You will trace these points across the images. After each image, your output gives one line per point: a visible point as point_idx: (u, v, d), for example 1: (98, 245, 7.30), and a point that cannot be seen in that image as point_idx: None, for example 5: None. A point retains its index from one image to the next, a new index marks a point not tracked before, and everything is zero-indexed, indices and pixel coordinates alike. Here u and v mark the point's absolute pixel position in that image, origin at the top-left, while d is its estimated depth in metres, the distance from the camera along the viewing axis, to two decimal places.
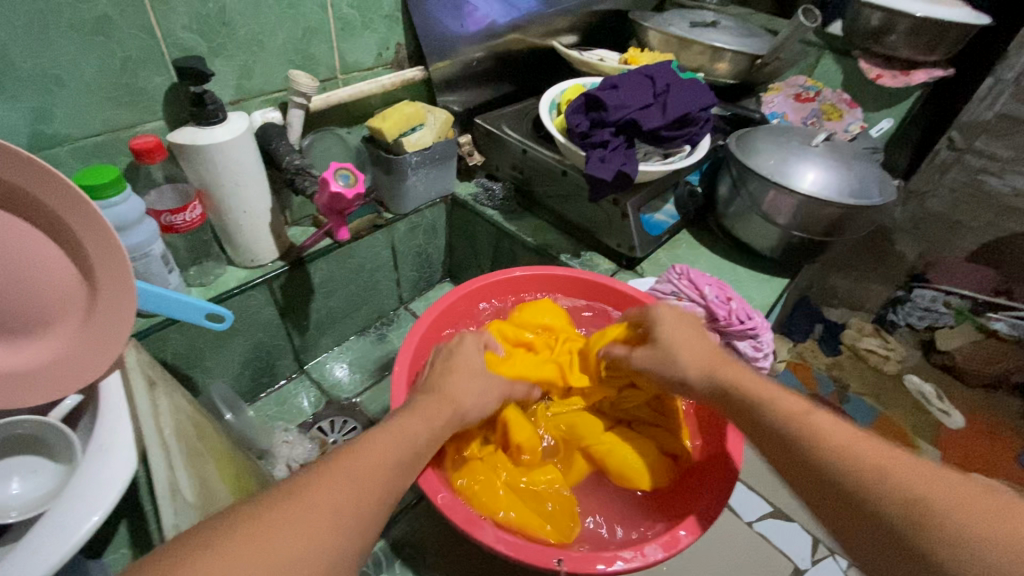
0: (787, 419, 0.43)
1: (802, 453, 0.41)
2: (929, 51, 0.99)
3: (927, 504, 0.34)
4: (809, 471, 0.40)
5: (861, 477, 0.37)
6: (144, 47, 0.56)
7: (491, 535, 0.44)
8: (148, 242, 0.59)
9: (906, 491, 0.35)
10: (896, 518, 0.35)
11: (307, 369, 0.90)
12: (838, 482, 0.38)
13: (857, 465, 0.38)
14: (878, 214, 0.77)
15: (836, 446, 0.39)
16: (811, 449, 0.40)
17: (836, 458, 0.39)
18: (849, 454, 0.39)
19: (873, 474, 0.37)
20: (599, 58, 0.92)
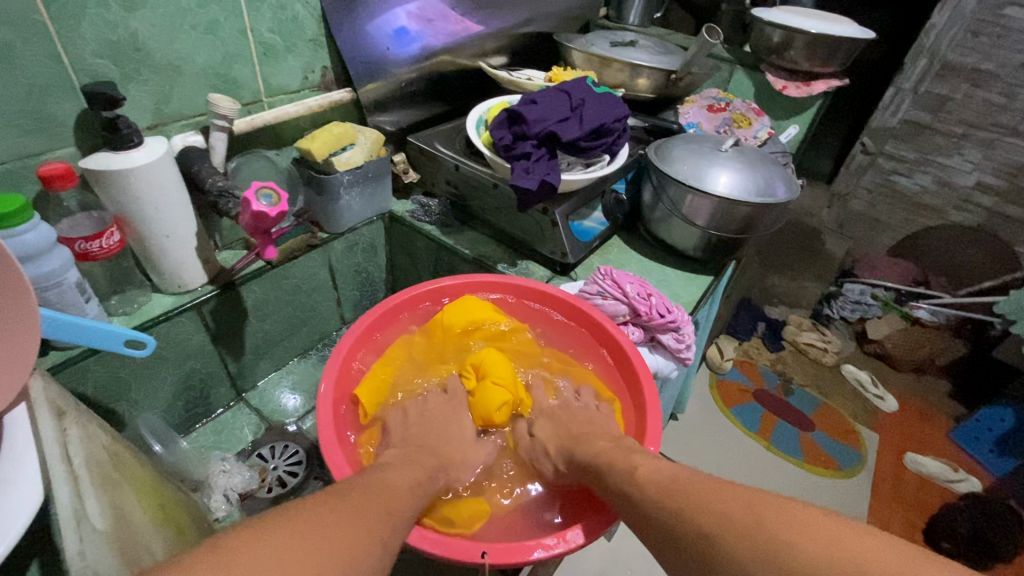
0: (648, 490, 0.47)
1: (662, 523, 0.44)
2: (825, 63, 1.08)
3: (750, 543, 0.37)
4: (664, 529, 0.43)
5: (706, 529, 0.40)
6: (51, 74, 0.55)
7: (416, 534, 0.45)
8: (61, 270, 0.57)
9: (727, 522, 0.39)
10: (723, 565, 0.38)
11: (246, 397, 0.88)
12: (690, 548, 0.41)
13: (706, 512, 0.41)
14: (785, 210, 0.83)
15: (684, 509, 0.43)
16: (666, 512, 0.44)
17: (688, 523, 0.42)
18: (698, 507, 0.42)
19: (716, 523, 0.40)
20: (527, 77, 0.96)
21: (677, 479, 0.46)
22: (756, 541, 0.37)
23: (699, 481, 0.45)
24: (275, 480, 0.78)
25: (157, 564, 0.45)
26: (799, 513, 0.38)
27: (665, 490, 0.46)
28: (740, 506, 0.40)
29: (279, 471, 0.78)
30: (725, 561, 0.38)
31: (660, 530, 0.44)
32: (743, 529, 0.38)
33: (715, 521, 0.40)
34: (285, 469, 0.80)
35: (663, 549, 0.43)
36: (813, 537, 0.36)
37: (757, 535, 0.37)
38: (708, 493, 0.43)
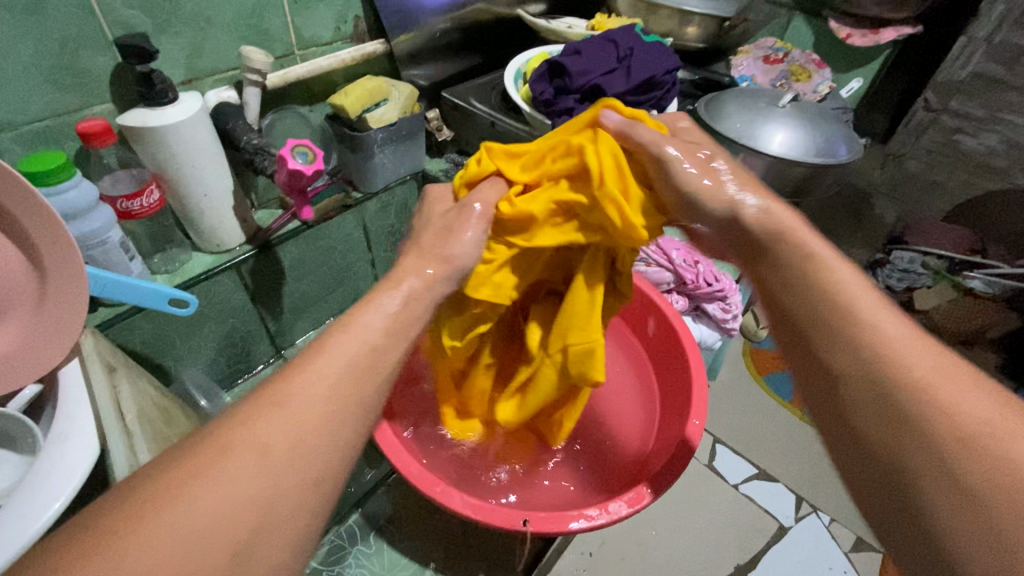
0: (818, 298, 0.38)
1: (824, 341, 0.37)
2: (897, 8, 0.97)
3: (917, 410, 0.32)
4: (820, 356, 0.38)
5: (884, 383, 0.34)
6: (83, 26, 0.54)
7: (459, 500, 0.44)
8: (105, 229, 0.57)
9: (925, 394, 0.32)
10: (874, 424, 0.33)
11: (285, 354, 0.90)
12: (848, 383, 0.35)
13: (884, 358, 0.34)
14: (844, 172, 0.77)
15: (862, 346, 0.35)
16: (832, 337, 0.37)
17: (850, 353, 0.36)
18: (870, 341, 0.35)
19: (910, 378, 0.33)
20: (567, 25, 0.90)
21: (867, 307, 0.37)
22: (905, 426, 0.32)
23: (886, 316, 0.36)
24: None
25: None
26: (991, 407, 0.31)
27: (836, 305, 0.37)
28: (935, 370, 0.33)
29: None
30: (877, 408, 0.33)
31: (807, 335, 0.39)
32: (899, 397, 0.33)
33: (886, 373, 0.34)
34: None
35: (803, 364, 0.39)
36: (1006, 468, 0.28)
37: (945, 434, 0.30)
38: (896, 341, 0.35)
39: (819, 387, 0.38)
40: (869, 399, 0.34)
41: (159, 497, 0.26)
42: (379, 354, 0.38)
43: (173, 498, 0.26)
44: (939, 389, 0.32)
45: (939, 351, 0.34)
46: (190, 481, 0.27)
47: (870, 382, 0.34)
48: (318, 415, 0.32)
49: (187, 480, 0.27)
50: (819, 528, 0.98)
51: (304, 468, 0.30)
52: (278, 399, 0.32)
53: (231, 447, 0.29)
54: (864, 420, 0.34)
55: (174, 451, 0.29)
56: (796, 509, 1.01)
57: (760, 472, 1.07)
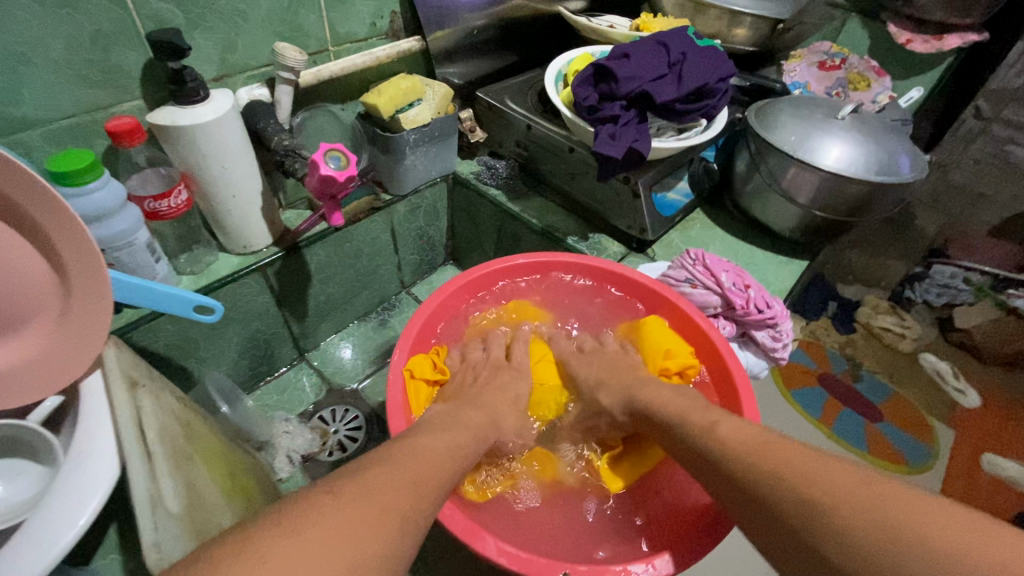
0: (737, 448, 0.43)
1: (751, 487, 0.41)
2: (964, 13, 0.91)
3: (851, 516, 0.34)
4: (754, 498, 0.40)
5: (809, 499, 0.37)
6: (115, 20, 0.52)
7: (494, 547, 0.42)
8: (132, 230, 0.56)
9: (834, 499, 0.35)
10: (826, 541, 0.35)
11: (308, 356, 0.88)
12: (785, 514, 0.38)
13: (792, 483, 0.38)
14: (906, 191, 0.72)
15: (783, 476, 0.39)
16: (756, 474, 0.40)
17: (773, 488, 0.39)
18: (787, 468, 0.39)
19: (818, 493, 0.36)
20: (610, 24, 0.85)
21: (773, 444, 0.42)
22: (854, 521, 0.34)
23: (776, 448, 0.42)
24: (336, 445, 0.79)
25: None
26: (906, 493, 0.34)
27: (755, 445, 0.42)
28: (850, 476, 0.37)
29: (340, 435, 0.79)
30: (827, 529, 0.35)
31: (744, 494, 0.41)
32: (832, 502, 0.35)
33: (807, 499, 0.37)
34: (345, 434, 0.80)
35: (751, 519, 0.41)
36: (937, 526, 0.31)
37: (876, 522, 0.33)
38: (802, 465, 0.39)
39: (765, 532, 0.39)
40: (810, 522, 0.36)
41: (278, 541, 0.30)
42: (446, 466, 0.44)
43: (284, 544, 0.30)
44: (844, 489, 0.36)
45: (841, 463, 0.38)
46: (306, 531, 0.31)
47: (805, 507, 0.37)
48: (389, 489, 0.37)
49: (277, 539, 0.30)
50: None
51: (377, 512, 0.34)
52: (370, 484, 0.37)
53: (334, 513, 0.33)
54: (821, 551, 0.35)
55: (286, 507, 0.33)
56: None
57: None
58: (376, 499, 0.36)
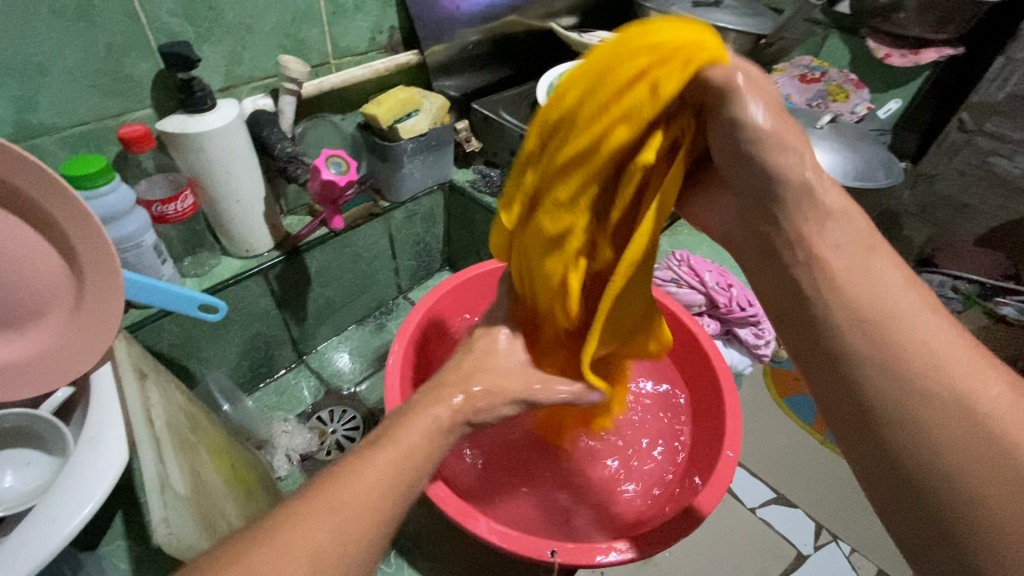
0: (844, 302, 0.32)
1: (847, 363, 0.32)
2: (938, 29, 0.95)
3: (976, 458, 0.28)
4: (849, 381, 0.32)
5: (924, 396, 0.29)
6: (129, 34, 0.55)
7: (485, 526, 0.44)
8: (140, 232, 0.58)
9: (961, 408, 0.29)
10: (916, 454, 0.29)
11: (307, 359, 0.90)
12: (890, 409, 0.30)
13: (912, 377, 0.30)
14: (883, 196, 0.75)
15: (913, 382, 0.30)
16: (855, 347, 0.32)
17: (890, 391, 0.30)
18: (924, 369, 0.30)
19: (940, 386, 0.29)
20: (600, 39, 0.89)
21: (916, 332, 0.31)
22: (989, 468, 0.27)
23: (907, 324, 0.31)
24: (333, 445, 0.79)
25: (231, 527, 0.46)
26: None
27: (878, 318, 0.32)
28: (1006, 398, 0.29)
29: (337, 435, 0.80)
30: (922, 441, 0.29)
31: (833, 359, 0.32)
32: (976, 438, 0.28)
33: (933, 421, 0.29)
34: (343, 433, 0.81)
35: (828, 387, 0.33)
36: None
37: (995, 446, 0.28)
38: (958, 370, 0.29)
39: (851, 429, 0.32)
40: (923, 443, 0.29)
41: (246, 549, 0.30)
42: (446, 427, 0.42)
43: (251, 548, 0.30)
44: (964, 394, 0.29)
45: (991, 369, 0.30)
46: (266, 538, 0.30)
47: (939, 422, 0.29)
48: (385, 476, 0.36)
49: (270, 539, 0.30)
50: (838, 559, 0.88)
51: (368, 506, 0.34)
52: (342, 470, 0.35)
53: (296, 507, 0.32)
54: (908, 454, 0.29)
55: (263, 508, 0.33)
56: (816, 537, 0.91)
57: (779, 497, 0.96)
58: (347, 489, 0.34)
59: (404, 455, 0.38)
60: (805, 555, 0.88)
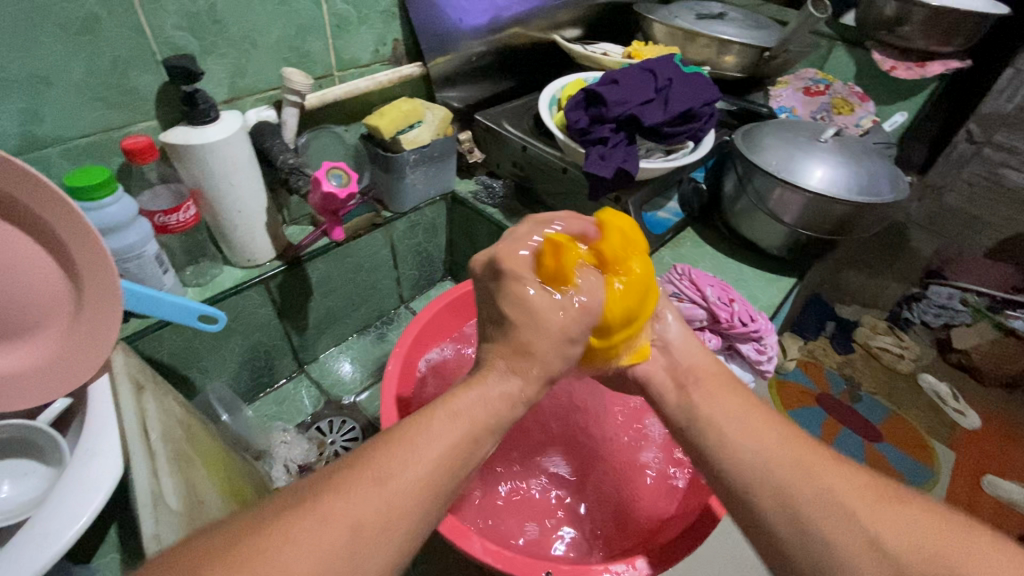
0: (727, 443, 0.43)
1: (698, 445, 0.45)
2: (944, 42, 0.95)
3: (846, 534, 0.34)
4: (704, 455, 0.44)
5: (739, 462, 0.41)
6: (134, 47, 0.56)
7: (479, 546, 0.46)
8: (142, 242, 0.58)
9: (761, 469, 0.40)
10: (751, 500, 0.39)
11: (308, 369, 0.90)
12: (722, 472, 0.42)
13: (729, 446, 0.42)
14: (888, 211, 0.74)
15: (732, 453, 0.42)
16: (697, 438, 0.45)
17: (783, 508, 0.37)
18: (736, 442, 0.42)
19: (746, 452, 0.41)
20: (602, 52, 0.89)
21: (790, 448, 0.40)
22: (779, 503, 0.38)
23: (791, 484, 0.38)
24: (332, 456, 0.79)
25: None
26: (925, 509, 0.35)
27: (759, 430, 0.43)
28: (872, 482, 0.37)
29: (335, 445, 0.80)
30: (745, 496, 0.40)
31: (692, 448, 0.46)
32: (774, 488, 0.38)
33: (823, 520, 0.35)
34: (341, 445, 0.81)
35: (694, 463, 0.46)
36: (814, 502, 0.36)
37: (784, 492, 0.38)
38: (848, 524, 0.35)
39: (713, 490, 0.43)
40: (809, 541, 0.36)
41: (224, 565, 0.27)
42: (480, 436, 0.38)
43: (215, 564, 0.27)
44: (760, 460, 0.40)
45: (774, 433, 0.42)
46: (246, 549, 0.28)
47: (824, 518, 0.35)
48: (387, 492, 0.32)
49: (252, 545, 0.28)
50: None
51: (363, 529, 0.31)
52: (338, 502, 0.31)
53: (279, 542, 0.28)
54: (746, 501, 0.40)
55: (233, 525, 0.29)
56: None
57: None
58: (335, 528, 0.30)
59: (401, 487, 0.33)
60: None
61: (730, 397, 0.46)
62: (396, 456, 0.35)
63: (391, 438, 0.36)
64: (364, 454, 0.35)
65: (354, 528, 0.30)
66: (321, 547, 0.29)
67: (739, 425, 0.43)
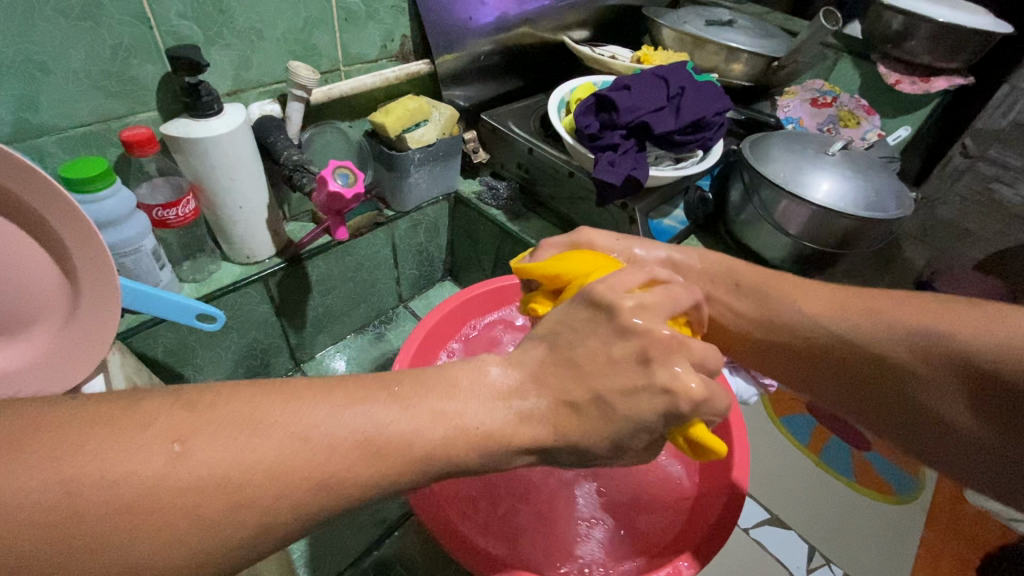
0: (834, 360, 0.50)
1: (812, 367, 0.52)
2: (949, 57, 0.96)
3: (971, 395, 0.42)
4: (824, 376, 0.51)
5: (861, 374, 0.48)
6: (136, 35, 0.54)
7: (486, 562, 0.45)
8: (139, 237, 0.57)
9: (880, 375, 0.47)
10: (891, 402, 0.47)
11: (303, 367, 0.89)
12: (851, 384, 0.49)
13: (841, 364, 0.49)
14: (892, 226, 0.74)
15: (851, 369, 0.49)
16: (807, 362, 0.52)
17: (921, 398, 0.45)
18: (841, 358, 0.49)
19: (859, 366, 0.48)
20: (611, 56, 0.88)
21: (854, 332, 0.48)
22: (914, 396, 0.45)
23: (908, 378, 0.45)
24: None
25: None
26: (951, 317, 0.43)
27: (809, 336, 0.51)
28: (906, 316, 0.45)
29: None
30: (885, 397, 0.47)
31: (806, 368, 0.52)
32: (900, 386, 0.46)
33: (951, 394, 0.43)
34: None
35: (812, 379, 0.53)
36: (934, 384, 0.44)
37: (909, 386, 0.45)
38: (966, 385, 0.42)
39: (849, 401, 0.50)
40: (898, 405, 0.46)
41: (71, 450, 0.23)
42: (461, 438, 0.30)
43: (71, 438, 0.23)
44: (870, 368, 0.47)
45: (856, 340, 0.48)
46: (106, 444, 0.23)
47: (895, 376, 0.46)
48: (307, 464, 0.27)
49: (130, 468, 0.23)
50: None
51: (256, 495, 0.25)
52: (235, 456, 0.25)
53: (144, 453, 0.24)
54: (889, 401, 0.47)
55: (150, 398, 0.25)
56: (808, 559, 0.83)
57: (774, 519, 0.88)
58: (191, 491, 0.24)
59: (305, 474, 0.26)
60: None
61: (801, 314, 0.52)
62: (343, 424, 0.28)
63: (370, 404, 0.29)
64: (322, 401, 0.28)
65: (216, 494, 0.24)
66: (162, 501, 0.23)
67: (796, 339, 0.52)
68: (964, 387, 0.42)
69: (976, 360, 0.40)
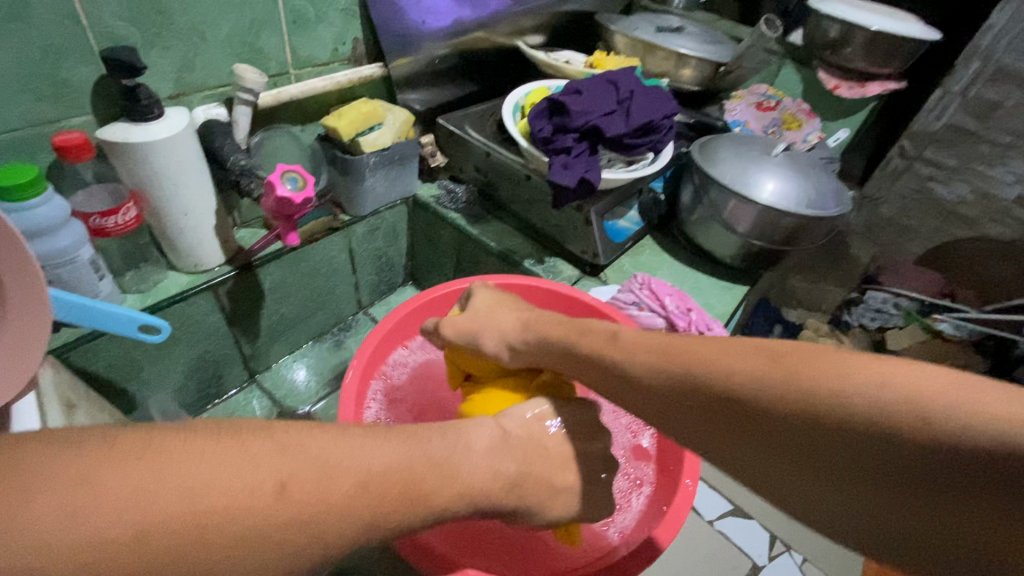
0: (699, 421, 0.36)
1: (675, 429, 0.37)
2: (883, 64, 1.01)
3: (887, 458, 0.28)
4: (697, 440, 0.36)
5: (737, 437, 0.34)
6: (69, 37, 0.51)
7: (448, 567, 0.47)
8: (75, 246, 0.54)
9: (759, 439, 0.33)
10: (788, 480, 0.32)
11: (259, 378, 0.87)
12: (728, 457, 0.35)
13: (708, 426, 0.35)
14: (834, 224, 0.78)
15: (720, 432, 0.35)
16: (669, 423, 0.37)
17: (828, 472, 0.30)
18: (706, 413, 0.35)
19: (730, 430, 0.34)
20: (565, 60, 0.90)
21: (711, 375, 0.35)
22: (813, 468, 0.31)
23: (804, 439, 0.31)
24: None
25: None
26: (888, 368, 0.30)
27: (680, 388, 0.36)
28: (769, 361, 0.33)
29: None
30: (775, 474, 0.32)
31: (676, 431, 0.37)
32: (795, 454, 0.32)
33: (871, 460, 0.29)
34: None
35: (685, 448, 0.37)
36: (847, 450, 0.29)
37: (804, 452, 0.31)
38: (884, 445, 0.28)
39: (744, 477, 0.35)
40: (828, 495, 0.31)
41: (138, 474, 0.25)
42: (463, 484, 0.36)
43: (177, 463, 0.26)
44: (746, 427, 0.33)
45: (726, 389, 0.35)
46: (172, 467, 0.26)
47: (775, 431, 0.32)
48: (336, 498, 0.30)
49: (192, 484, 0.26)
50: (791, 569, 0.84)
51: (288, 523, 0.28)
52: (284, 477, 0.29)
53: (252, 482, 0.28)
54: (779, 482, 0.32)
55: (202, 435, 0.28)
56: (770, 547, 0.86)
57: (737, 510, 0.89)
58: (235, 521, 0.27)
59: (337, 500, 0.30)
60: (761, 566, 0.83)
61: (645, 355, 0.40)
62: (368, 460, 0.32)
63: (389, 448, 0.34)
64: (358, 442, 0.32)
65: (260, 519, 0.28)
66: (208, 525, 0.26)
67: (648, 391, 0.38)
68: (887, 448, 0.28)
69: (854, 406, 0.29)
